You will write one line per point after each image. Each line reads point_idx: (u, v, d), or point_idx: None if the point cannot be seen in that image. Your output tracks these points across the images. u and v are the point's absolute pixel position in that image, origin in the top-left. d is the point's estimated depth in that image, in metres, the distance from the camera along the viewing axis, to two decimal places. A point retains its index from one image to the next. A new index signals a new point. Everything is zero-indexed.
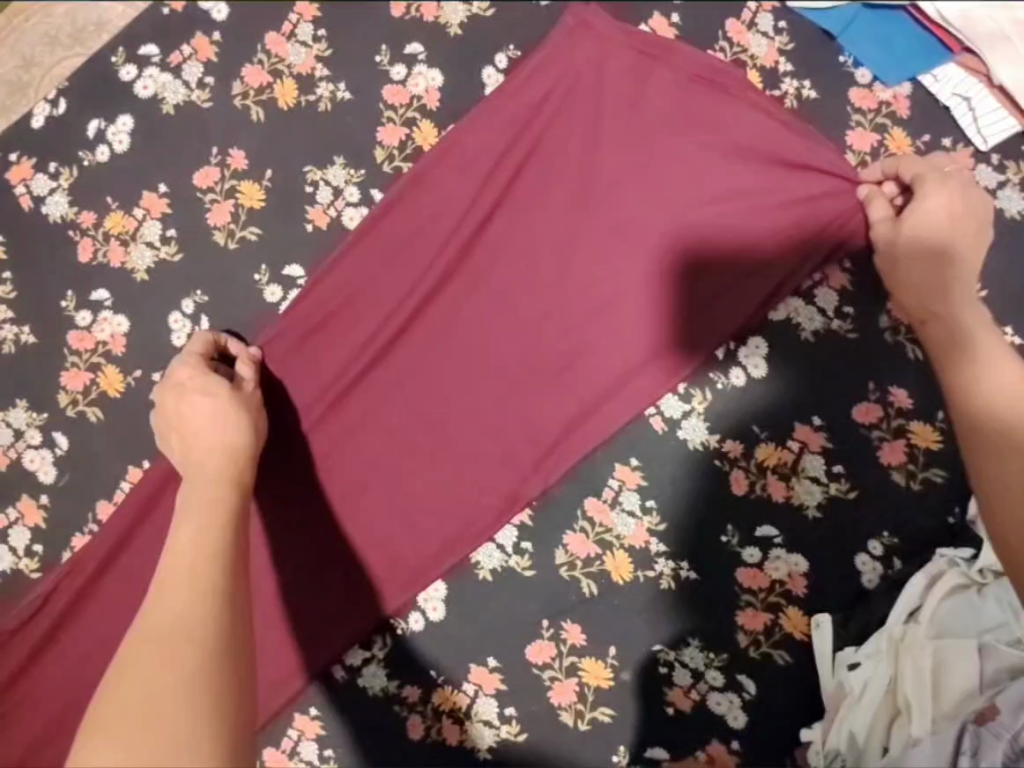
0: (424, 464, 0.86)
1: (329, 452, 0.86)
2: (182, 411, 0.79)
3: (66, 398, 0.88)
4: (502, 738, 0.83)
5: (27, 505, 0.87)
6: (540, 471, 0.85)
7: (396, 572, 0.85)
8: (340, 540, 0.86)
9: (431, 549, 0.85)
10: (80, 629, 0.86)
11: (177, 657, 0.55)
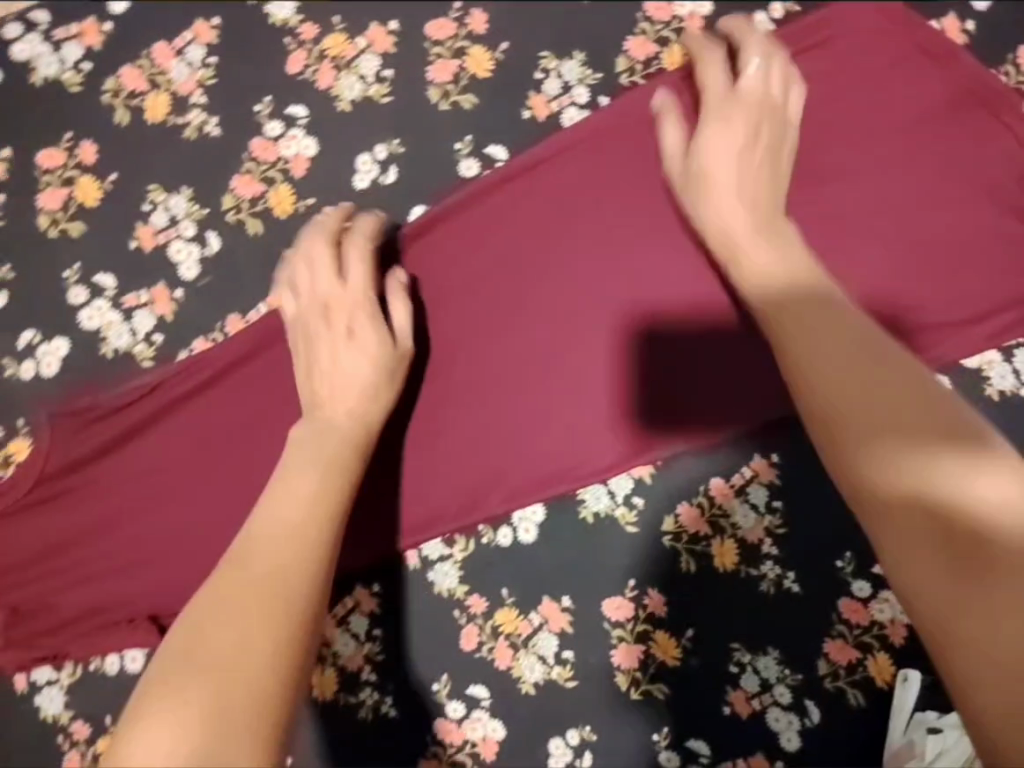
0: (551, 390, 0.82)
1: (466, 345, 0.83)
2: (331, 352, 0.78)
3: (230, 202, 0.85)
4: (550, 679, 0.80)
5: (160, 293, 0.85)
6: (669, 436, 0.80)
7: (491, 485, 0.82)
8: (446, 434, 0.82)
9: (533, 473, 0.81)
10: (172, 430, 0.83)
11: (263, 595, 0.58)
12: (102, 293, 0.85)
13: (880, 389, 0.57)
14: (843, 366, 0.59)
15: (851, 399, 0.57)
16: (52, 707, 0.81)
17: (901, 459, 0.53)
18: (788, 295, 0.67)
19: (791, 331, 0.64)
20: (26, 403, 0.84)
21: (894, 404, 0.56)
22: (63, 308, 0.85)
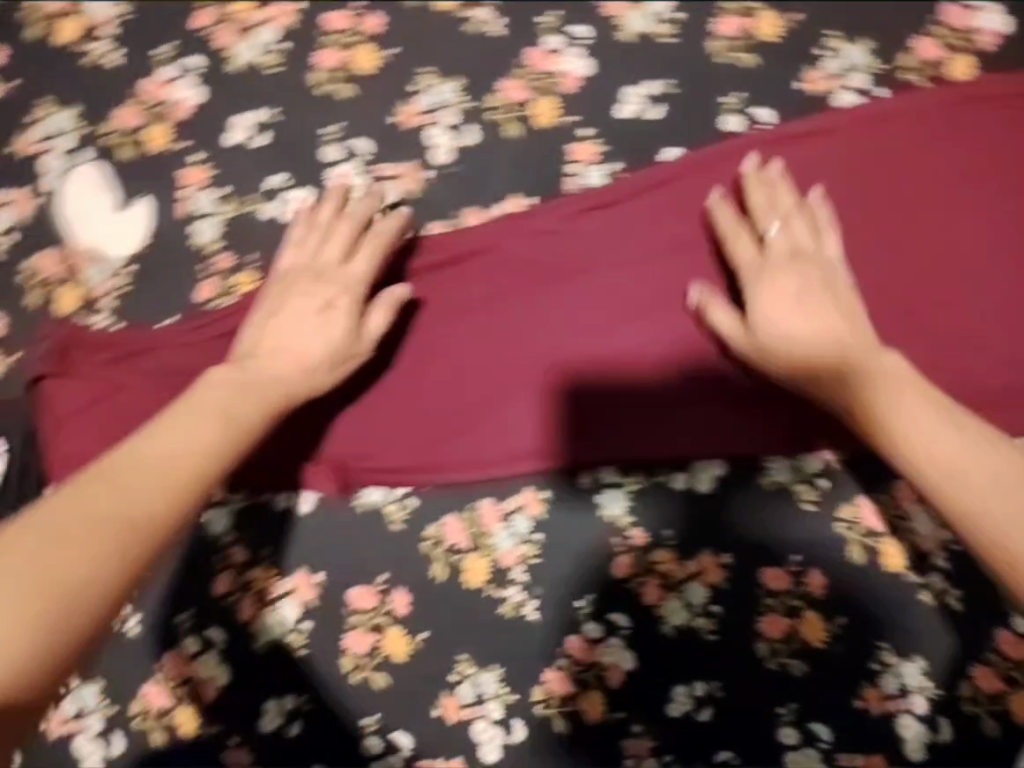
0: (739, 355, 0.80)
1: (682, 288, 0.82)
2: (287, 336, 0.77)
3: (498, 103, 0.85)
4: (694, 626, 0.81)
5: (411, 169, 0.87)
6: (856, 429, 0.79)
7: (670, 429, 0.82)
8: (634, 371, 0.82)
9: (717, 431, 0.81)
10: (394, 298, 0.85)
11: (140, 496, 0.63)
12: (355, 157, 0.87)
13: (906, 416, 0.67)
14: (914, 404, 0.67)
15: (916, 430, 0.66)
16: (217, 528, 0.85)
17: (956, 475, 0.63)
18: (794, 323, 0.73)
19: (864, 402, 0.69)
20: (263, 240, 0.87)
21: (916, 426, 0.66)
22: (315, 162, 0.87)
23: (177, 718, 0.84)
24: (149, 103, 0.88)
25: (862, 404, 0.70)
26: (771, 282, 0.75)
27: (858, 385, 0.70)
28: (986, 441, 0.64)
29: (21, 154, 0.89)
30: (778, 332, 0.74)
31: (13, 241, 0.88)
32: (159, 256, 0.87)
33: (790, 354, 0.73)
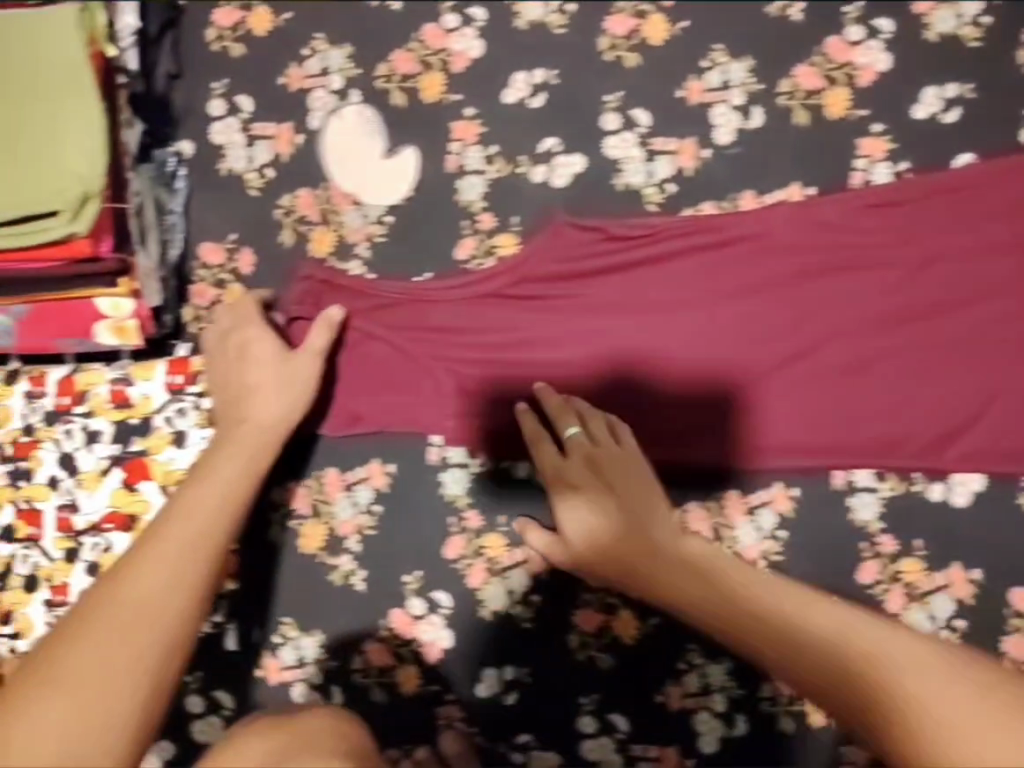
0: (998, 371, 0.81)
1: (964, 300, 0.82)
2: (246, 372, 0.80)
3: (787, 88, 0.84)
4: (935, 639, 0.82)
5: (688, 146, 0.84)
6: None
7: (924, 441, 0.82)
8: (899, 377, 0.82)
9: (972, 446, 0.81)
10: (659, 277, 0.85)
11: (187, 568, 0.65)
12: (634, 127, 0.84)
13: (894, 663, 0.59)
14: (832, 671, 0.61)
15: (886, 658, 0.60)
16: (452, 488, 0.87)
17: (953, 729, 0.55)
18: (814, 614, 0.65)
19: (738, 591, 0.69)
20: (530, 202, 0.85)
21: (931, 690, 0.57)
22: (593, 129, 0.85)
23: (400, 674, 0.88)
24: (425, 50, 0.86)
25: (863, 655, 0.61)
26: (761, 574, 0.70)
27: (848, 666, 0.61)
28: (913, 661, 0.59)
29: (291, 87, 0.87)
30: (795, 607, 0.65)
31: (269, 178, 0.87)
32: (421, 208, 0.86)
33: (796, 663, 0.64)
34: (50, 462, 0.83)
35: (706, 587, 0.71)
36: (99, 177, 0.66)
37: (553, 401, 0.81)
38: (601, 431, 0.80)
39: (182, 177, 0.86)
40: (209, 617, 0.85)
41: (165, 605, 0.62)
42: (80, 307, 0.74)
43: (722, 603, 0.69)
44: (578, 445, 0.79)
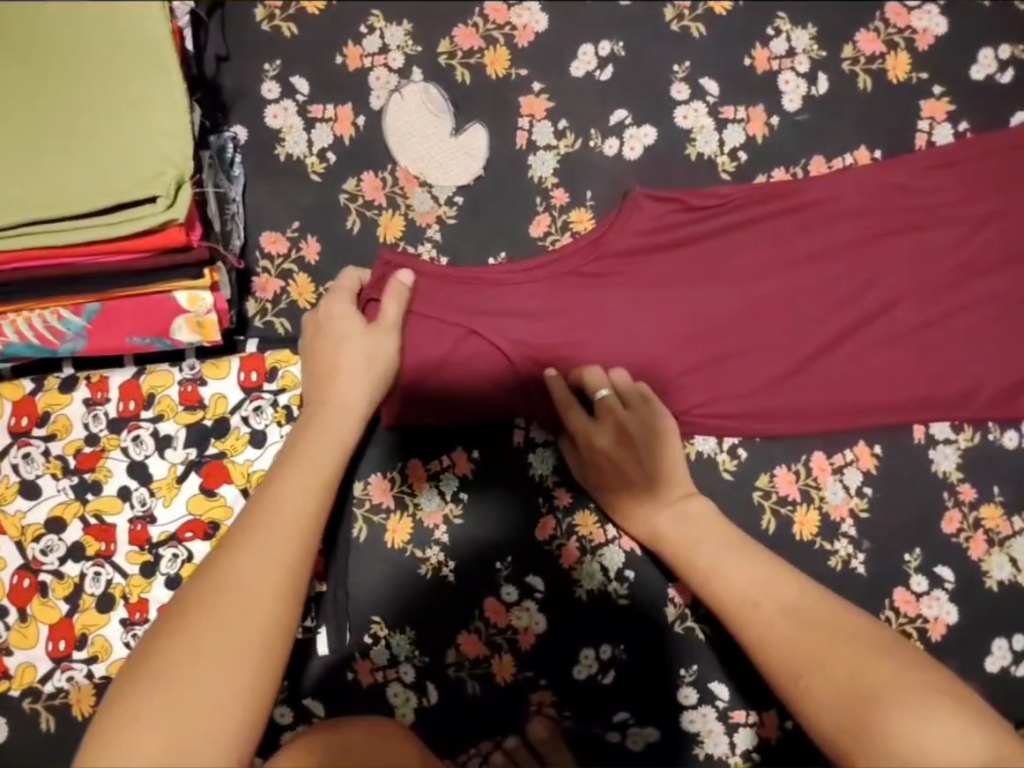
0: None
1: None
2: (331, 352, 0.71)
3: (849, 53, 0.85)
4: (1017, 581, 0.84)
5: (757, 114, 0.85)
6: None
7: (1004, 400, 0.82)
8: (982, 333, 0.82)
9: None
10: (736, 242, 0.83)
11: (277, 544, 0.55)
12: (704, 97, 0.85)
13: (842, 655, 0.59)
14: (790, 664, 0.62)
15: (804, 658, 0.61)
16: (540, 471, 0.86)
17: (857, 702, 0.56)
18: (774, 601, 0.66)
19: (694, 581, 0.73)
20: (603, 175, 0.85)
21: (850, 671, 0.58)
22: (663, 101, 0.85)
23: (495, 663, 0.85)
24: (488, 24, 0.85)
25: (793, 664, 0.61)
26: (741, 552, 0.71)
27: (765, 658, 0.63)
28: (832, 637, 0.61)
29: (350, 65, 0.84)
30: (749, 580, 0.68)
31: (330, 162, 0.83)
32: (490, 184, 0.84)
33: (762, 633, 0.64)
34: (120, 471, 0.78)
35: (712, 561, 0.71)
36: (190, 160, 0.65)
37: (600, 373, 0.78)
38: (635, 395, 0.78)
39: (239, 164, 0.82)
40: (299, 622, 0.82)
41: (265, 616, 0.52)
42: (159, 301, 0.70)
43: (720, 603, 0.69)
44: (608, 410, 0.76)
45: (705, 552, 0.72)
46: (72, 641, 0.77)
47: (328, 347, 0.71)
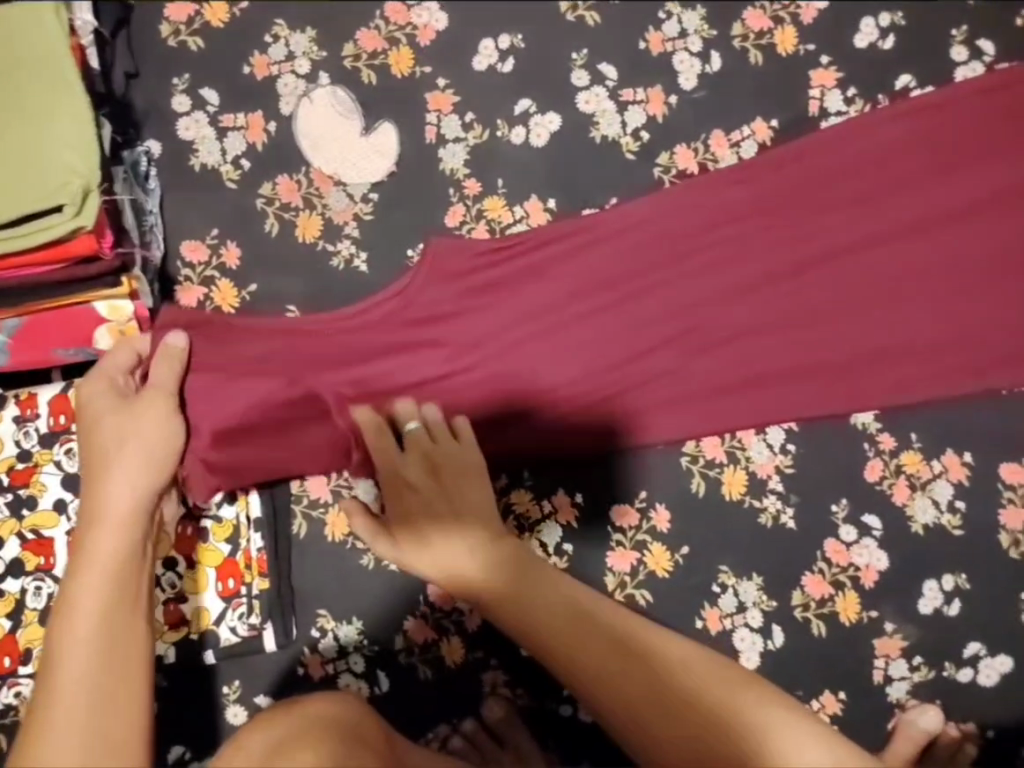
0: (957, 273, 0.87)
1: (930, 206, 0.87)
2: (97, 423, 0.72)
3: (739, 30, 0.90)
4: (940, 523, 0.87)
5: (655, 95, 0.89)
6: None
7: (898, 355, 0.87)
8: (874, 289, 0.87)
9: (941, 353, 0.87)
10: (637, 217, 0.86)
11: (111, 617, 0.60)
12: (603, 82, 0.88)
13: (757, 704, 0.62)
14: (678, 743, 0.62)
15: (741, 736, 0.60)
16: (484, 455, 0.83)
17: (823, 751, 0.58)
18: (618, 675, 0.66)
19: (593, 665, 0.66)
20: (513, 163, 0.87)
21: (793, 747, 0.58)
22: (565, 88, 0.88)
23: (444, 647, 0.86)
24: (390, 25, 0.88)
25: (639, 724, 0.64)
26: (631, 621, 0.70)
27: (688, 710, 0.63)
28: (738, 686, 0.64)
29: (257, 74, 0.87)
30: (628, 634, 0.68)
31: (244, 169, 0.85)
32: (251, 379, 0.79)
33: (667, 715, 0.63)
34: (54, 485, 0.77)
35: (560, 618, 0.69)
36: (96, 171, 0.66)
37: (410, 407, 0.80)
38: (443, 429, 0.79)
39: (154, 177, 0.84)
40: (244, 621, 0.81)
41: (124, 675, 0.57)
42: (79, 312, 0.72)
43: (606, 647, 0.67)
44: (416, 442, 0.79)
45: (587, 625, 0.69)
46: (17, 657, 0.75)
47: (94, 430, 0.71)
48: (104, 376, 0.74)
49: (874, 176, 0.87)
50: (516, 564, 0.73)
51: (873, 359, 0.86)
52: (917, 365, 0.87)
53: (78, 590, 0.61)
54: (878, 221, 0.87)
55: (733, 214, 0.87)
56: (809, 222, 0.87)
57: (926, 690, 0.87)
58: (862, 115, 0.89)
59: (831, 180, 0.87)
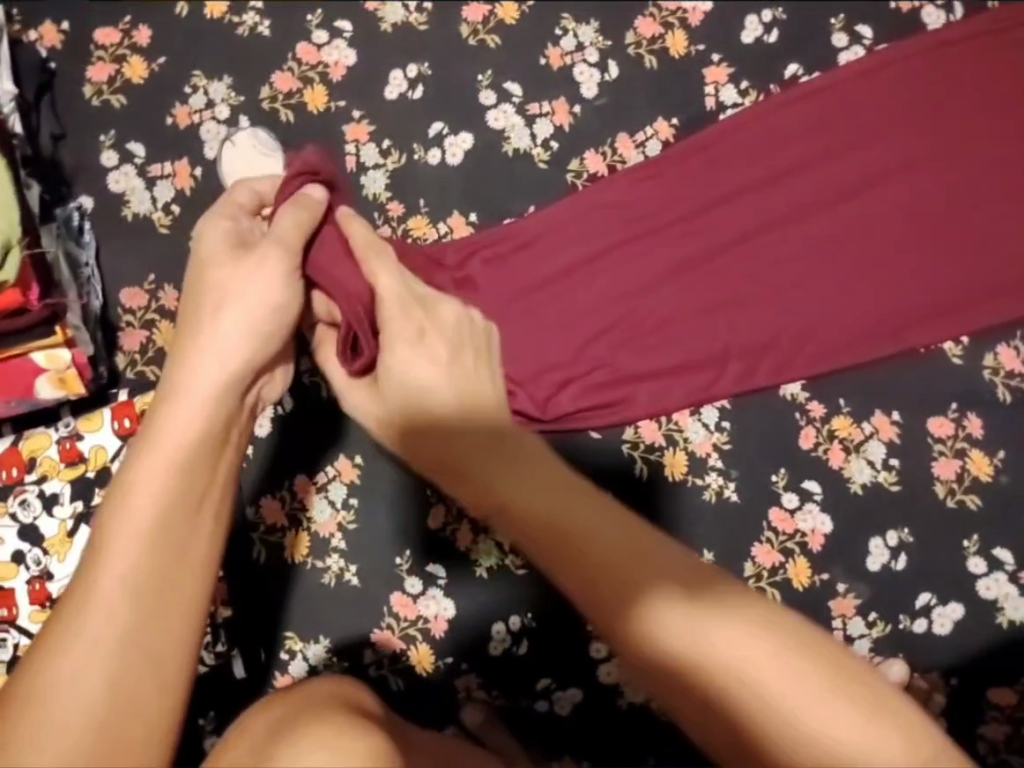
0: (866, 239, 0.90)
1: (829, 181, 0.91)
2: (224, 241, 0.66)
3: (632, 39, 0.96)
4: (878, 482, 0.90)
5: (560, 106, 0.94)
6: (982, 291, 0.89)
7: (821, 325, 0.89)
8: (787, 263, 0.90)
9: (862, 317, 0.89)
10: (556, 221, 0.90)
11: (175, 526, 0.55)
12: (510, 99, 0.93)
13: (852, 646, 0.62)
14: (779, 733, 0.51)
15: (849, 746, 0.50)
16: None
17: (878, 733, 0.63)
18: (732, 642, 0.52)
19: (627, 591, 0.55)
20: (432, 183, 0.92)
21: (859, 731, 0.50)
22: (474, 107, 0.93)
23: (413, 656, 0.87)
24: (302, 66, 0.93)
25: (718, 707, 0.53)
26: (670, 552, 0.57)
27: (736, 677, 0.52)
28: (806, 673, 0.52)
29: (180, 124, 0.91)
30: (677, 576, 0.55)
31: (175, 214, 0.89)
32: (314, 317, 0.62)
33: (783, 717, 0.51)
34: (11, 537, 0.78)
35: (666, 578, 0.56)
36: (14, 225, 0.68)
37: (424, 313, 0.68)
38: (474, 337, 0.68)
39: (89, 230, 0.88)
40: (211, 650, 0.84)
41: (187, 589, 0.54)
42: (18, 364, 0.74)
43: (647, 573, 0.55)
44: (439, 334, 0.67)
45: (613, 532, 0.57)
46: None
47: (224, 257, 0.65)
48: (227, 216, 0.68)
49: (773, 159, 0.92)
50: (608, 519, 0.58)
51: (795, 329, 0.89)
52: (841, 332, 0.89)
53: (138, 484, 0.56)
54: (782, 200, 0.91)
55: (645, 208, 0.91)
56: (718, 207, 0.91)
57: (887, 646, 0.89)
58: (755, 105, 0.94)
59: (733, 167, 0.92)
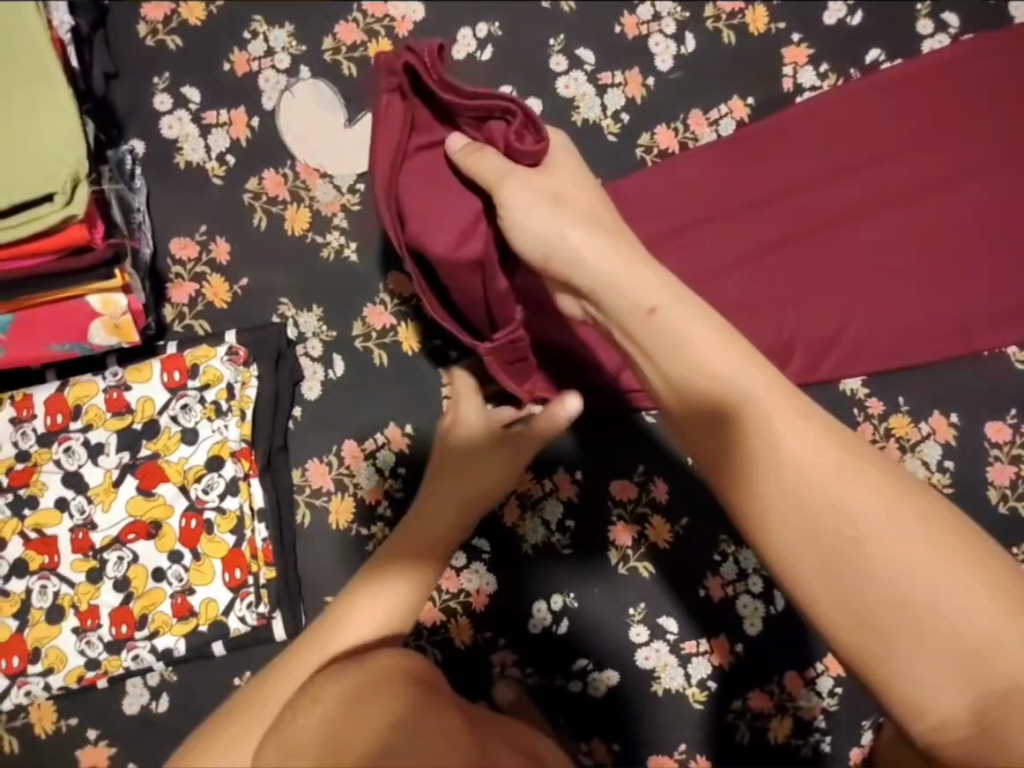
0: (940, 235, 0.88)
1: (905, 173, 0.89)
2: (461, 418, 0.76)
3: (710, 12, 0.92)
4: (931, 482, 0.88)
5: (633, 78, 0.91)
6: None
7: (886, 320, 0.87)
8: (857, 255, 0.87)
9: (928, 314, 0.87)
10: (624, 197, 0.88)
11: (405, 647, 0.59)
12: (582, 66, 0.90)
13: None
14: (920, 636, 0.48)
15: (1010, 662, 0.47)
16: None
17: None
18: (892, 526, 0.49)
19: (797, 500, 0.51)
20: None
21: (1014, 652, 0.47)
22: (545, 73, 0.90)
23: (452, 628, 0.87)
24: (369, 18, 0.89)
25: (862, 613, 0.49)
26: (862, 477, 0.51)
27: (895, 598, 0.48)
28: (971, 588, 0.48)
29: (238, 70, 0.88)
30: (851, 488, 0.51)
31: (230, 164, 0.87)
32: (550, 182, 0.67)
33: (936, 617, 0.48)
34: (55, 484, 0.79)
35: (843, 486, 0.51)
36: (84, 159, 0.66)
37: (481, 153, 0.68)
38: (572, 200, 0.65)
39: (140, 176, 0.84)
40: (252, 611, 0.80)
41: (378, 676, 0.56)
42: (74, 306, 0.72)
43: (821, 485, 0.51)
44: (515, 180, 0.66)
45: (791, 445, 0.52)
46: (26, 656, 0.77)
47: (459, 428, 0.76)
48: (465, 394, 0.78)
49: (849, 147, 0.89)
50: (787, 401, 0.53)
51: (859, 322, 0.87)
52: (905, 328, 0.87)
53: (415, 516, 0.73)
54: (854, 189, 0.89)
55: (715, 188, 0.88)
56: (789, 192, 0.88)
57: None
58: (833, 89, 0.91)
59: (808, 152, 0.89)
